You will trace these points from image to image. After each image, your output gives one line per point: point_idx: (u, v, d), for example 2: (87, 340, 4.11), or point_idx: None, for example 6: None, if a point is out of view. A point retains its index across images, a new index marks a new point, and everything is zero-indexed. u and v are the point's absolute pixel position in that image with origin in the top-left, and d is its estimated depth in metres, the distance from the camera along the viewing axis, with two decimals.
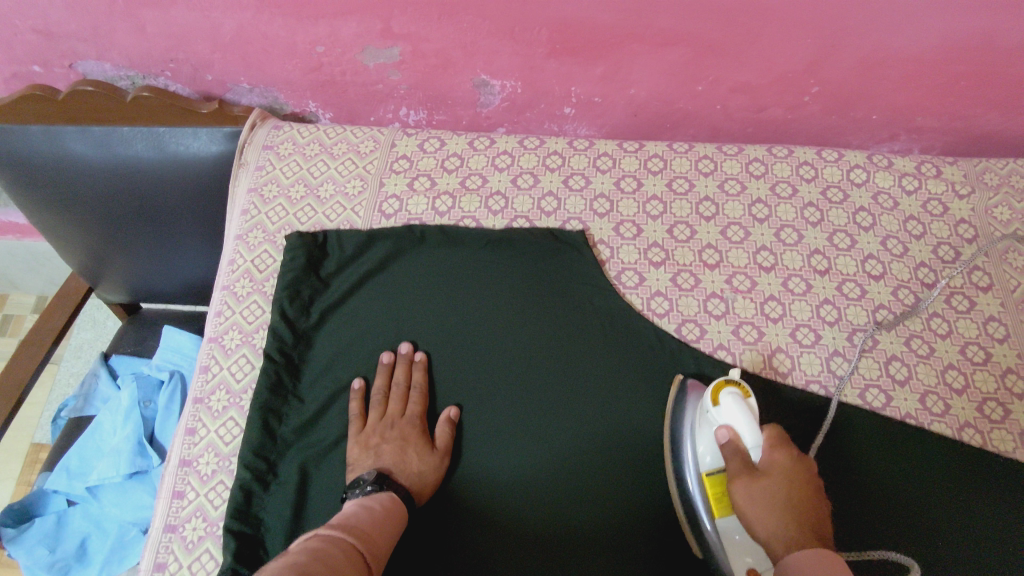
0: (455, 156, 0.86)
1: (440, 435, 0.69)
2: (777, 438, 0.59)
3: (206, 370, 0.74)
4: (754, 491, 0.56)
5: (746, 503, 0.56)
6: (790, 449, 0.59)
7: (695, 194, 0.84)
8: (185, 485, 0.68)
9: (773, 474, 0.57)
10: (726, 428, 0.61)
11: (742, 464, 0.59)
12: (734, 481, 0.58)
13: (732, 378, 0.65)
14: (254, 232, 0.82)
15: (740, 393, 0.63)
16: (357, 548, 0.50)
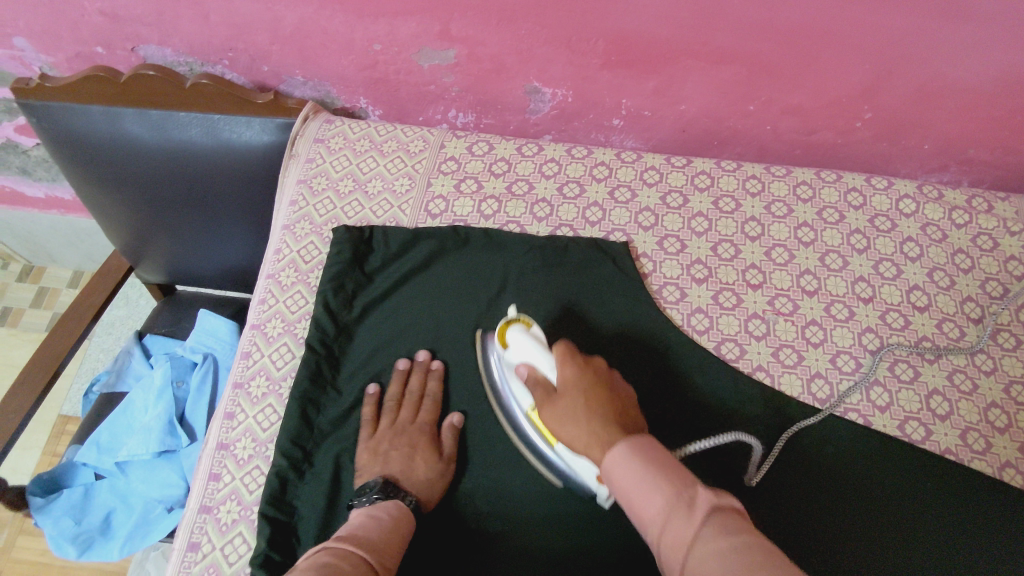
0: (503, 161, 0.87)
1: (445, 441, 0.70)
2: (566, 354, 0.62)
3: (248, 355, 0.75)
4: (561, 416, 0.58)
5: (560, 426, 0.58)
6: (575, 359, 0.62)
7: (742, 213, 0.84)
8: (222, 468, 0.69)
9: (570, 394, 0.58)
10: (524, 365, 0.66)
11: (547, 391, 0.62)
12: (545, 411, 0.60)
13: (514, 316, 0.70)
14: (302, 223, 0.83)
15: (522, 328, 0.68)
16: (366, 560, 0.52)
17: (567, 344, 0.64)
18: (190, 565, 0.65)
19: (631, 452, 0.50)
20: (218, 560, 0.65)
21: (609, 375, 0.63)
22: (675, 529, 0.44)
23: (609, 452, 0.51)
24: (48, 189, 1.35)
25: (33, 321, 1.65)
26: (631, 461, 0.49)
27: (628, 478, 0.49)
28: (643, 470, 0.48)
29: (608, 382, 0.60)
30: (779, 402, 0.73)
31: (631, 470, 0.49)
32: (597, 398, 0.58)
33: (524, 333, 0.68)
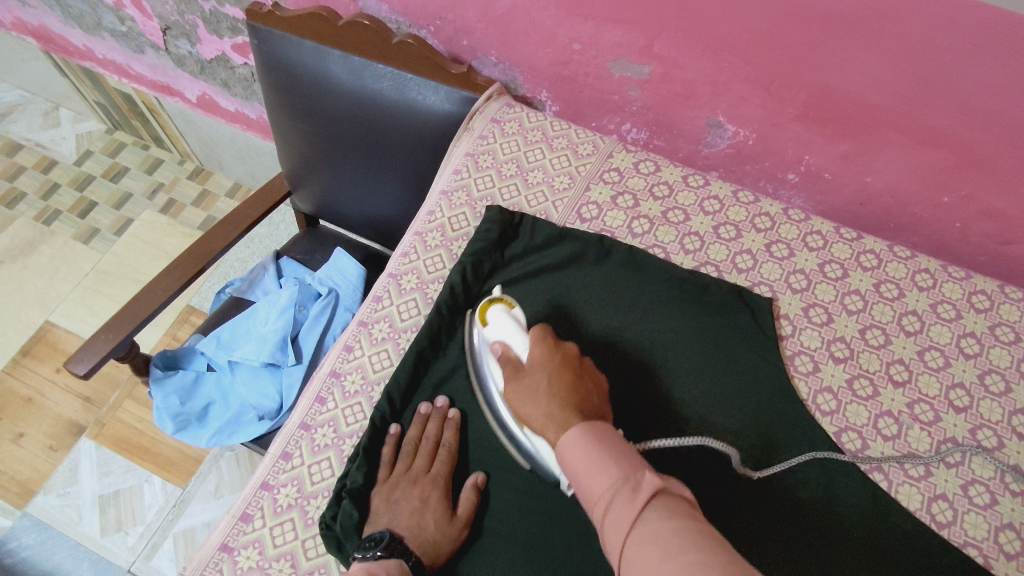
0: (665, 185, 0.86)
1: (463, 502, 0.65)
2: (539, 336, 0.65)
3: (378, 300, 0.79)
4: (524, 393, 0.61)
5: (526, 406, 0.61)
6: (546, 342, 0.65)
7: (902, 304, 0.79)
8: (329, 393, 0.73)
9: (536, 374, 0.62)
10: (499, 342, 0.68)
11: (517, 368, 0.65)
12: (513, 390, 0.63)
13: (496, 297, 0.72)
14: (459, 193, 0.85)
15: (504, 308, 0.71)
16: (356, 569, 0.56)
17: (541, 327, 0.67)
18: (278, 471, 0.69)
19: (581, 435, 0.54)
20: (303, 475, 0.68)
21: (586, 369, 0.64)
22: (618, 512, 0.48)
23: (563, 435, 0.55)
24: (240, 105, 1.49)
25: (189, 217, 1.82)
26: (584, 443, 0.53)
27: (579, 457, 0.53)
28: (597, 450, 0.52)
29: (577, 365, 0.63)
30: (894, 515, 0.67)
31: (583, 450, 0.53)
32: (562, 381, 0.60)
33: (504, 311, 0.71)
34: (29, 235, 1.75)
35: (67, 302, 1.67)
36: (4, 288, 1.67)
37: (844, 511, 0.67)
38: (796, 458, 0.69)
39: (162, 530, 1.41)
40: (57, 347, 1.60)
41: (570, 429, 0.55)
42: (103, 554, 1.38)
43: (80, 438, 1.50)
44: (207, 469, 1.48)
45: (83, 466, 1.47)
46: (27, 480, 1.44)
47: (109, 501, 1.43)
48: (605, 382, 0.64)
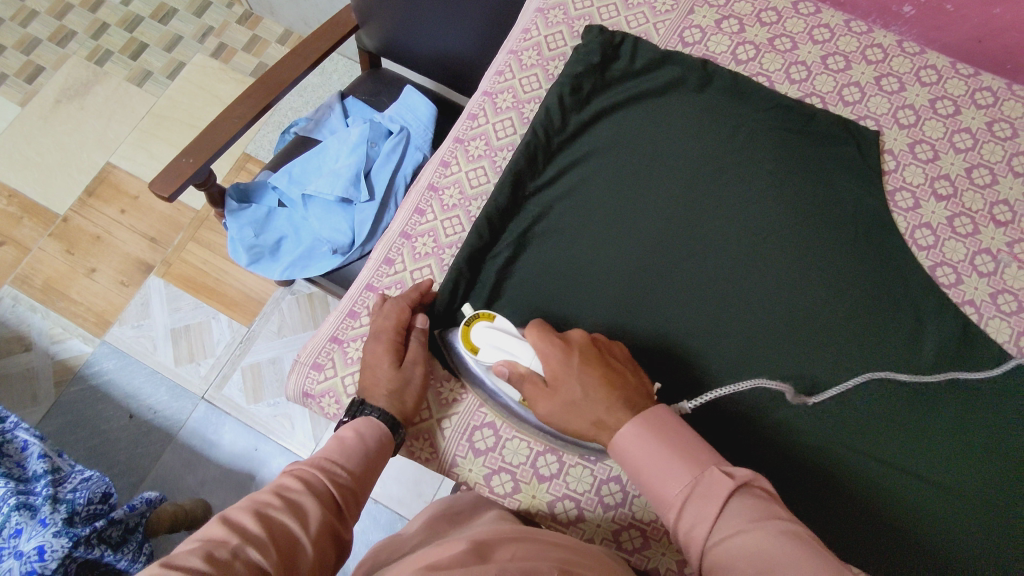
0: (773, 11, 0.81)
1: (410, 346, 0.65)
2: (541, 338, 0.57)
3: (474, 118, 0.77)
4: (562, 409, 0.56)
5: (569, 419, 0.56)
6: (554, 342, 0.57)
7: (1014, 145, 0.76)
8: (427, 206, 0.73)
9: (567, 384, 0.56)
10: (503, 364, 0.59)
11: (538, 384, 0.58)
12: (549, 408, 0.57)
13: (472, 315, 0.63)
14: (556, 11, 0.81)
15: (486, 324, 0.62)
16: (338, 437, 0.58)
17: (538, 330, 0.58)
18: (382, 275, 0.71)
19: (638, 433, 0.53)
20: (406, 280, 0.70)
21: (606, 354, 0.58)
22: (694, 512, 0.49)
23: (619, 432, 0.54)
24: None
25: (241, 64, 1.78)
26: (646, 440, 0.53)
27: (639, 453, 0.53)
28: (661, 445, 0.52)
29: (597, 351, 0.58)
30: (982, 344, 0.68)
31: (644, 446, 0.53)
32: (597, 385, 0.55)
33: (488, 326, 0.62)
34: (83, 76, 1.73)
35: (126, 144, 1.67)
36: (63, 127, 1.68)
37: (935, 338, 0.69)
38: (851, 381, 0.67)
39: (231, 363, 1.49)
40: (120, 188, 1.63)
41: (626, 425, 0.54)
42: (179, 381, 1.47)
43: (148, 276, 1.55)
44: (269, 310, 1.54)
45: (153, 301, 1.53)
46: (103, 312, 1.51)
47: (180, 335, 1.51)
48: (619, 347, 0.60)
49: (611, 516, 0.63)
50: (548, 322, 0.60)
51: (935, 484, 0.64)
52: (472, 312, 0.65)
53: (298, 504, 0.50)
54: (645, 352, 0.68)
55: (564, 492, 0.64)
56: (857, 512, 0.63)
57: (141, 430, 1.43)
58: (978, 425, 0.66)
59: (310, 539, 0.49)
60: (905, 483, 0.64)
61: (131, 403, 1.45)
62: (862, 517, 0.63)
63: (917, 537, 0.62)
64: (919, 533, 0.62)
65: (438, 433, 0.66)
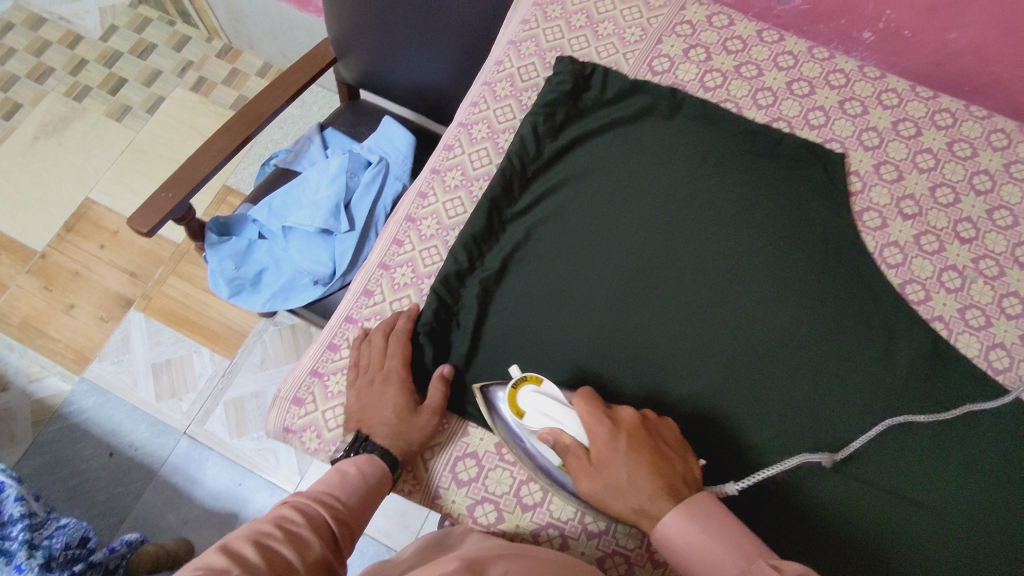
0: (738, 40, 0.84)
1: (432, 393, 0.64)
2: (592, 414, 0.58)
3: (450, 148, 0.79)
4: (603, 490, 0.56)
5: (609, 499, 0.56)
6: (602, 420, 0.58)
7: (974, 163, 0.78)
8: (406, 236, 0.74)
9: (613, 462, 0.56)
10: (550, 431, 0.59)
11: (583, 460, 0.58)
12: (591, 487, 0.57)
13: (518, 379, 0.62)
14: (527, 43, 0.83)
15: (533, 390, 0.61)
16: (338, 470, 0.59)
17: (589, 405, 0.59)
18: (362, 306, 0.71)
19: (679, 516, 0.54)
20: (386, 311, 0.71)
21: (653, 434, 0.59)
22: None
23: (663, 522, 0.54)
24: None
25: (221, 97, 1.79)
26: (690, 527, 0.53)
27: (688, 545, 0.53)
28: (706, 537, 0.53)
29: (646, 432, 0.58)
30: (952, 359, 0.70)
31: (692, 533, 0.53)
32: (643, 467, 0.55)
33: (534, 391, 0.61)
34: (62, 112, 1.73)
35: (105, 179, 1.67)
36: (41, 163, 1.67)
37: (906, 355, 0.70)
38: (871, 433, 0.66)
39: (213, 396, 1.48)
40: (99, 223, 1.62)
41: (671, 513, 0.54)
42: (161, 417, 1.45)
43: (129, 311, 1.54)
44: (252, 342, 1.54)
45: (134, 336, 1.52)
46: (82, 348, 1.50)
47: (161, 369, 1.49)
48: (663, 425, 0.60)
49: (595, 543, 0.63)
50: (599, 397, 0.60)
51: (930, 503, 0.64)
52: (518, 373, 0.64)
53: (296, 536, 0.52)
54: (626, 377, 0.68)
55: (548, 521, 0.64)
56: (862, 541, 0.63)
57: (122, 469, 1.41)
58: (957, 436, 0.67)
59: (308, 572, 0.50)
60: (888, 501, 0.64)
61: (111, 440, 1.43)
62: (866, 544, 0.63)
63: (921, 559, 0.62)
64: (924, 555, 0.62)
65: (420, 464, 0.66)
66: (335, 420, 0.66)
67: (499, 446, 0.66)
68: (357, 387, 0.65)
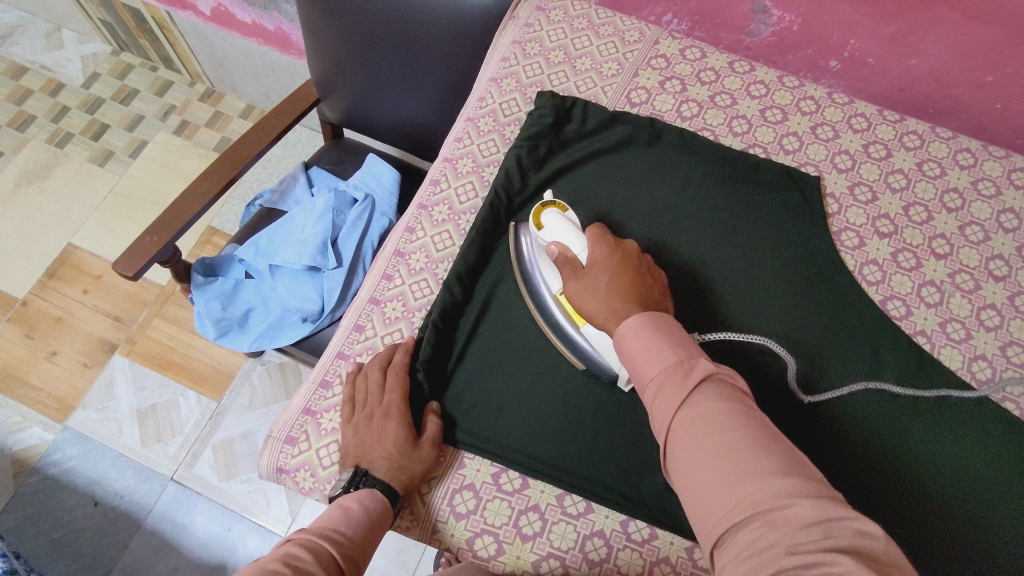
0: (712, 71, 0.87)
1: (428, 428, 0.65)
2: (598, 235, 0.66)
3: (436, 183, 0.80)
4: (584, 291, 0.63)
5: (584, 299, 0.62)
6: (606, 241, 0.65)
7: (944, 182, 0.81)
8: (395, 271, 0.75)
9: (598, 273, 0.63)
10: (556, 245, 0.67)
11: (575, 270, 0.65)
12: (575, 287, 0.64)
13: (550, 201, 0.72)
14: (508, 79, 0.85)
15: (557, 211, 0.70)
16: (344, 504, 0.58)
17: (598, 229, 0.66)
18: (353, 342, 0.71)
19: (640, 324, 0.55)
20: (377, 346, 0.71)
21: (643, 267, 0.64)
22: (667, 391, 0.51)
23: (626, 319, 0.57)
24: (257, 16, 1.46)
25: (204, 139, 1.80)
26: (646, 329, 0.55)
27: (640, 342, 0.54)
28: (658, 338, 0.54)
29: (638, 264, 0.63)
30: (938, 372, 0.71)
31: (644, 335, 0.55)
32: (622, 283, 0.61)
33: (559, 213, 0.70)
34: (44, 158, 1.73)
35: (88, 224, 1.66)
36: (23, 210, 1.66)
37: (893, 371, 0.71)
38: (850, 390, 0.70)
39: (201, 440, 1.45)
40: (82, 268, 1.61)
41: (636, 314, 0.57)
42: (146, 463, 1.42)
43: (113, 355, 1.52)
44: (239, 382, 1.52)
45: (118, 381, 1.50)
46: (65, 396, 1.47)
47: (147, 414, 1.47)
48: (660, 274, 0.66)
49: (596, 573, 0.62)
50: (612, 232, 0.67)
51: (940, 456, 0.67)
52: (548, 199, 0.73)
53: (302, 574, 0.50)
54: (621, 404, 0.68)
55: (549, 551, 0.63)
56: (890, 498, 0.64)
57: (107, 519, 1.37)
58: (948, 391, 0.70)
59: None
60: (908, 511, 0.64)
61: (96, 489, 1.40)
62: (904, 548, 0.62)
63: (944, 506, 0.65)
64: (944, 502, 0.65)
65: (417, 499, 0.65)
66: (330, 458, 0.66)
67: (496, 477, 0.66)
68: (353, 422, 0.64)
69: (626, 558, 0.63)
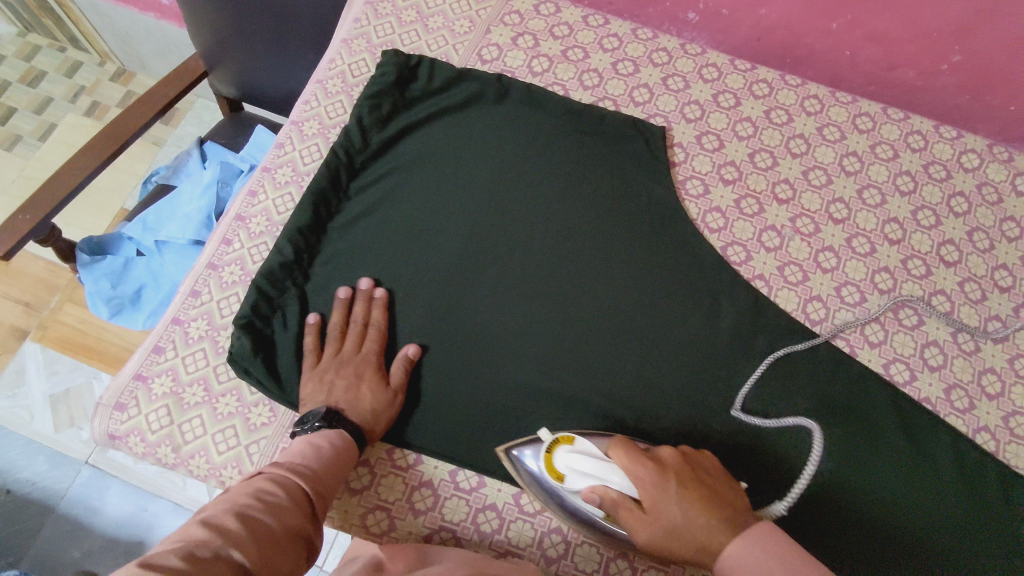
0: (565, 25, 0.86)
1: (397, 373, 0.66)
2: (628, 458, 0.54)
3: (281, 146, 0.79)
4: (661, 535, 0.51)
5: (670, 546, 0.51)
6: (641, 460, 0.53)
7: (791, 129, 0.82)
8: (235, 235, 0.74)
9: (664, 508, 0.51)
10: (588, 488, 0.56)
11: (632, 511, 0.53)
12: (649, 535, 0.52)
13: (553, 439, 0.60)
14: (359, 40, 0.84)
15: (568, 449, 0.59)
16: (315, 441, 0.57)
17: (623, 448, 0.55)
18: (189, 307, 0.71)
19: (744, 543, 0.47)
20: (213, 310, 0.71)
21: (700, 474, 0.54)
22: None
23: (722, 555, 0.48)
24: None
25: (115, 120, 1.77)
26: (750, 550, 0.47)
27: (754, 573, 0.46)
28: (768, 554, 0.46)
29: (691, 470, 0.54)
30: (771, 314, 0.73)
31: (753, 561, 0.46)
32: (696, 506, 0.50)
33: (569, 450, 0.58)
34: None
35: None
36: None
37: (726, 316, 0.72)
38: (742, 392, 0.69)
39: None
40: None
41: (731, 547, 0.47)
42: (59, 448, 1.41)
43: (23, 342, 1.50)
44: None
45: (29, 368, 1.47)
46: None
47: (59, 400, 1.45)
48: (711, 462, 0.56)
49: (421, 521, 0.64)
50: (634, 440, 0.56)
51: (931, 515, 0.65)
52: (550, 436, 0.61)
53: (274, 502, 0.49)
54: (457, 353, 0.70)
55: (376, 503, 0.64)
56: (811, 531, 0.64)
57: (20, 505, 1.37)
58: (897, 440, 0.68)
59: (289, 538, 0.47)
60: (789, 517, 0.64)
61: (8, 476, 1.38)
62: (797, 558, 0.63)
63: (831, 502, 0.65)
64: (918, 535, 0.64)
65: (245, 459, 0.65)
66: (159, 422, 0.66)
67: None
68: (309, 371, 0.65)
69: (451, 506, 0.65)
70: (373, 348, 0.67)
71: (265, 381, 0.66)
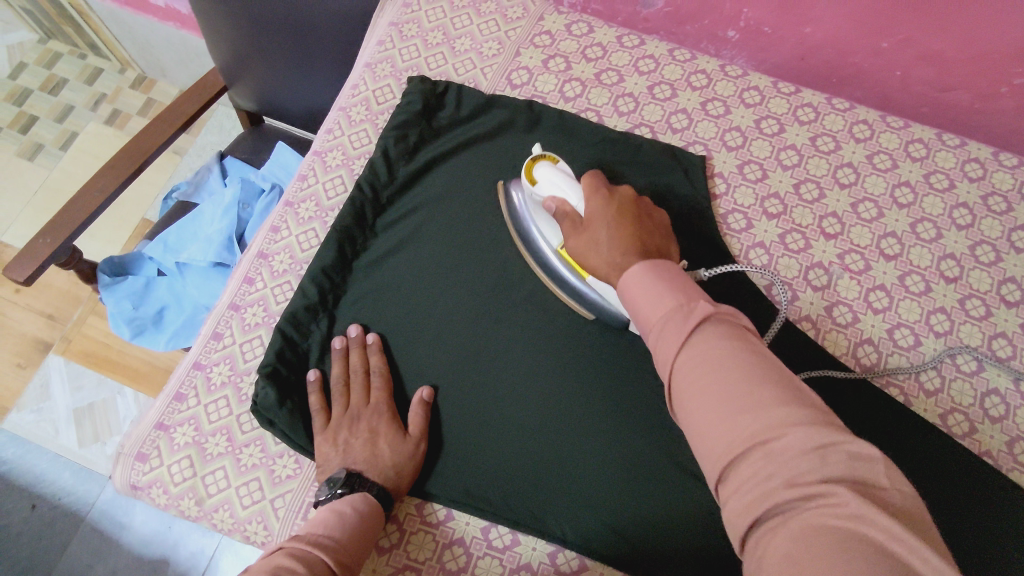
0: (598, 47, 0.82)
1: (415, 420, 0.63)
2: (592, 184, 0.61)
3: (304, 178, 0.76)
4: (584, 244, 0.58)
5: (585, 253, 0.58)
6: (599, 189, 0.61)
7: (838, 157, 0.77)
8: (257, 274, 0.72)
9: (595, 221, 0.58)
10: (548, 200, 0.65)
11: (574, 223, 0.61)
12: (574, 242, 0.60)
13: (540, 153, 0.69)
14: (383, 64, 0.81)
15: (549, 164, 0.67)
16: (338, 509, 0.55)
17: (593, 177, 0.62)
18: (210, 351, 0.69)
19: (648, 269, 0.49)
20: (235, 354, 0.68)
21: (641, 210, 0.60)
22: (670, 335, 0.45)
23: (629, 271, 0.50)
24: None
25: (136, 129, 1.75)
26: (645, 278, 0.49)
27: (644, 292, 0.48)
28: (661, 280, 0.48)
29: (634, 209, 0.59)
30: (819, 360, 0.68)
31: (650, 281, 0.48)
32: (621, 233, 0.56)
33: (550, 166, 0.67)
34: None
35: (19, 222, 1.62)
36: None
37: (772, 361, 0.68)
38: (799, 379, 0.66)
39: None
40: None
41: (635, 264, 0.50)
42: (84, 463, 1.41)
43: (48, 355, 1.50)
44: None
45: (54, 382, 1.47)
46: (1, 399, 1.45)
47: (83, 414, 1.45)
48: (661, 220, 0.61)
49: None
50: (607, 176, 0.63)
51: None
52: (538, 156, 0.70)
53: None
54: (485, 401, 0.67)
55: (405, 563, 0.62)
56: None
57: (46, 521, 1.37)
58: (962, 521, 0.62)
59: None
60: None
61: (35, 492, 1.39)
62: None
63: None
64: None
65: (270, 513, 0.62)
66: (182, 474, 0.64)
67: None
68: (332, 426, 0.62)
69: (484, 567, 0.62)
70: (381, 396, 0.64)
71: (290, 432, 0.63)
